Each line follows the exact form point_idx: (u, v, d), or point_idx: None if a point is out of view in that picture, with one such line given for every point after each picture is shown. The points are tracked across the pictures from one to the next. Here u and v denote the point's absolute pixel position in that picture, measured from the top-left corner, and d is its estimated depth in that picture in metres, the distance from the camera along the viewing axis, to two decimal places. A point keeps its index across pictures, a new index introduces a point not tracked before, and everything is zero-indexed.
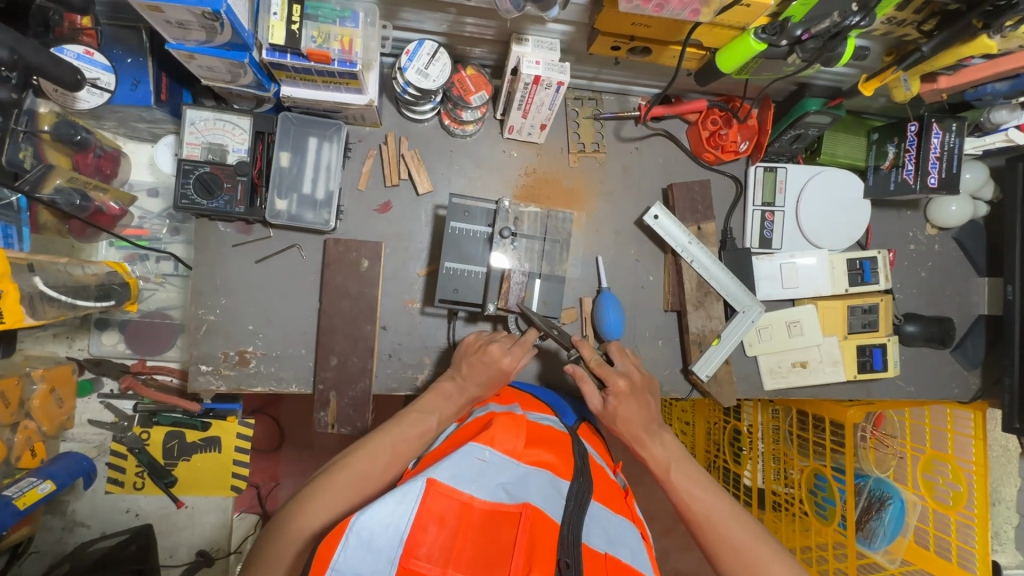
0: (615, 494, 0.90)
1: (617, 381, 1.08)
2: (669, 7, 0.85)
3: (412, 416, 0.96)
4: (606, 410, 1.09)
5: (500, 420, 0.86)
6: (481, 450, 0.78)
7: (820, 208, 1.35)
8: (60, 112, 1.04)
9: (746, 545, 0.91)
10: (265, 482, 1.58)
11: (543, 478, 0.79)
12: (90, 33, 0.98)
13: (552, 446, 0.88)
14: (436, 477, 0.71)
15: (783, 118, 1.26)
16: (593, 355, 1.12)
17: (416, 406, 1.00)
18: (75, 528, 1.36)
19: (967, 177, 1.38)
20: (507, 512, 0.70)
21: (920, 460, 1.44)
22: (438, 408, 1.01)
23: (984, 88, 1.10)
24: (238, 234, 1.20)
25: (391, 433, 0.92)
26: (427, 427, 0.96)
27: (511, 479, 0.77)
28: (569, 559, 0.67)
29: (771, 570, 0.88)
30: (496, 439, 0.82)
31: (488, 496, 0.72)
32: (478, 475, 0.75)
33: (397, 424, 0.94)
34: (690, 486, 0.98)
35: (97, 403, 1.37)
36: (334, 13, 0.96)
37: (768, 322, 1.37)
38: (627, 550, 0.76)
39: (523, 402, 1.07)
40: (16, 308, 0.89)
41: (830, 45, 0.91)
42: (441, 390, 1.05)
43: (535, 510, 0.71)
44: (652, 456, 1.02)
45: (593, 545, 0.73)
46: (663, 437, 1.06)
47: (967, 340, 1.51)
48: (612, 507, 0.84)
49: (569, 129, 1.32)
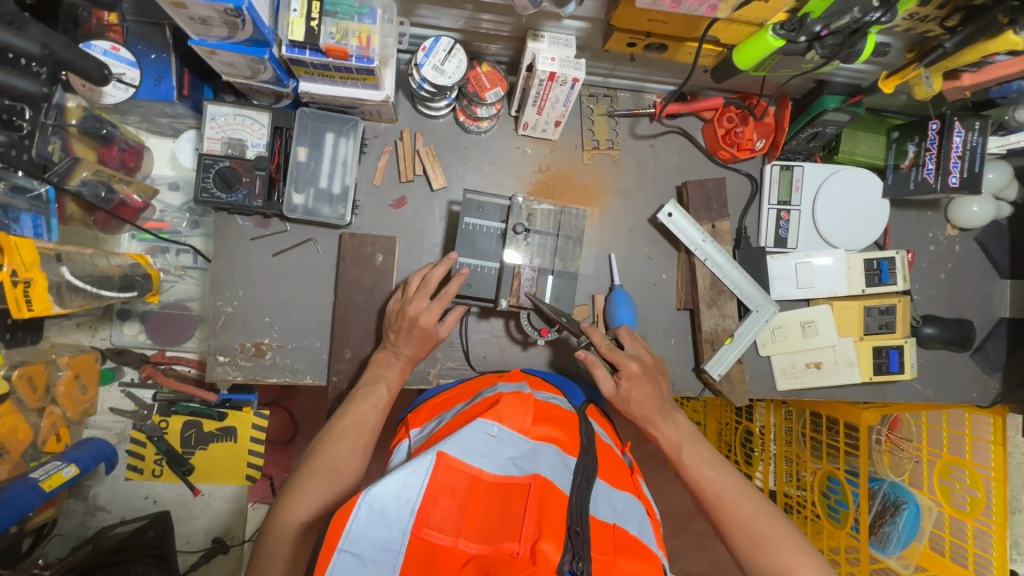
0: (621, 472, 0.90)
1: (630, 365, 1.06)
2: (687, 3, 0.84)
3: (359, 391, 1.05)
4: (620, 394, 1.07)
5: (506, 398, 0.86)
6: (489, 426, 0.79)
7: (838, 208, 1.34)
8: (88, 107, 1.05)
9: (757, 522, 0.93)
10: (278, 473, 1.58)
11: (551, 453, 0.79)
12: (116, 30, 1.02)
13: (559, 425, 0.88)
14: (446, 450, 0.72)
15: (801, 115, 1.25)
16: (604, 340, 1.09)
17: (361, 383, 1.08)
18: (97, 513, 1.40)
19: (989, 177, 1.35)
20: (516, 483, 0.72)
21: (937, 465, 1.43)
22: (388, 373, 1.09)
23: (1009, 85, 1.08)
24: (256, 228, 1.22)
25: (351, 414, 1.01)
26: (375, 401, 1.04)
27: (520, 454, 0.78)
28: (579, 527, 0.68)
29: (781, 546, 0.90)
30: (504, 415, 0.82)
31: (497, 471, 0.74)
32: (487, 450, 0.76)
33: (351, 408, 1.02)
34: (703, 467, 1.01)
35: (118, 391, 1.41)
36: (352, 9, 0.97)
37: (782, 323, 1.35)
38: (634, 523, 0.78)
39: (531, 382, 1.09)
40: (44, 297, 0.93)
41: (851, 41, 0.89)
42: (376, 361, 1.12)
43: (544, 480, 0.72)
44: (665, 437, 1.04)
45: (601, 517, 0.75)
46: (674, 416, 1.07)
47: (987, 344, 1.48)
48: (617, 484, 0.84)
49: (584, 126, 1.32)
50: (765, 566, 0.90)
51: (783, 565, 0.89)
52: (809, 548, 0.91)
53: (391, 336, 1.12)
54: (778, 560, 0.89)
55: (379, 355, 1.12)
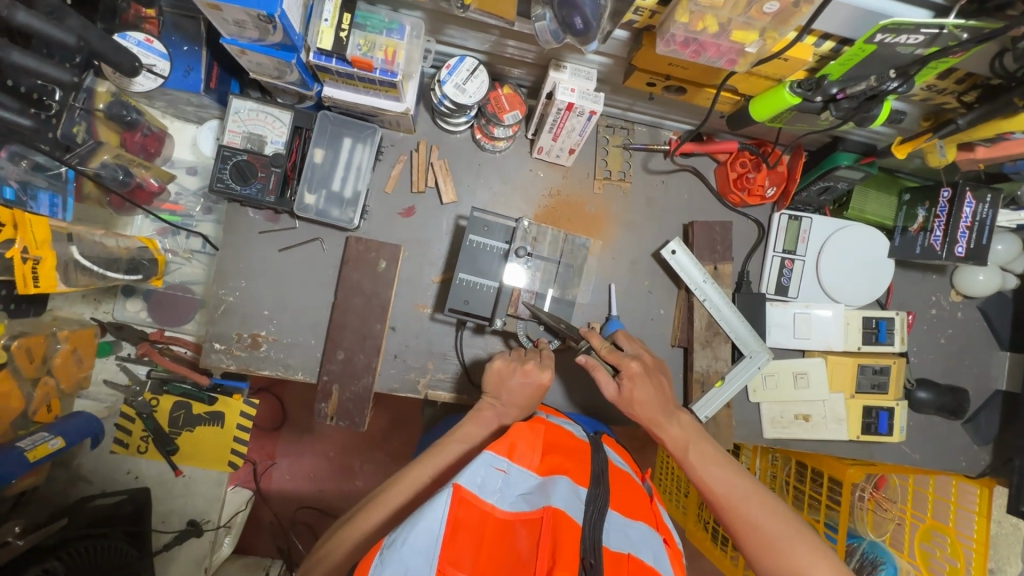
0: (639, 499, 0.88)
1: (630, 364, 1.05)
2: (706, 54, 0.85)
3: (452, 443, 0.93)
4: (622, 395, 1.05)
5: (517, 426, 0.86)
6: (499, 461, 0.79)
7: (842, 262, 1.34)
8: (116, 92, 1.11)
9: (767, 523, 0.88)
10: (262, 460, 1.66)
11: (564, 484, 0.77)
12: (152, 22, 1.05)
13: (569, 455, 0.87)
14: (461, 483, 0.72)
15: (813, 168, 1.26)
16: (603, 344, 1.09)
17: (460, 429, 0.97)
18: (78, 482, 1.42)
19: (998, 249, 1.35)
20: (528, 518, 0.71)
21: (918, 528, 1.40)
22: (479, 431, 0.98)
23: (1023, 162, 1.09)
24: (266, 222, 1.25)
25: (441, 454, 0.92)
26: (456, 451, 0.93)
27: (531, 490, 0.77)
28: (593, 559, 0.67)
29: (794, 549, 0.85)
30: (516, 451, 0.82)
31: (510, 507, 0.73)
32: (500, 486, 0.76)
33: (436, 451, 0.92)
34: (709, 465, 0.97)
35: (114, 364, 1.43)
36: (382, 24, 1.00)
37: (774, 370, 1.35)
38: (649, 552, 0.75)
39: (546, 409, 1.10)
40: (51, 275, 0.98)
41: (865, 106, 0.91)
42: (478, 416, 1.01)
43: (557, 511, 0.70)
44: (670, 437, 1.02)
45: (615, 548, 0.73)
46: (680, 416, 1.05)
47: (980, 414, 1.46)
48: (631, 514, 0.82)
49: (598, 155, 1.33)
50: (776, 568, 0.85)
51: (795, 566, 0.84)
52: (824, 550, 0.85)
53: (489, 388, 1.04)
54: (790, 561, 0.84)
55: (480, 407, 1.03)
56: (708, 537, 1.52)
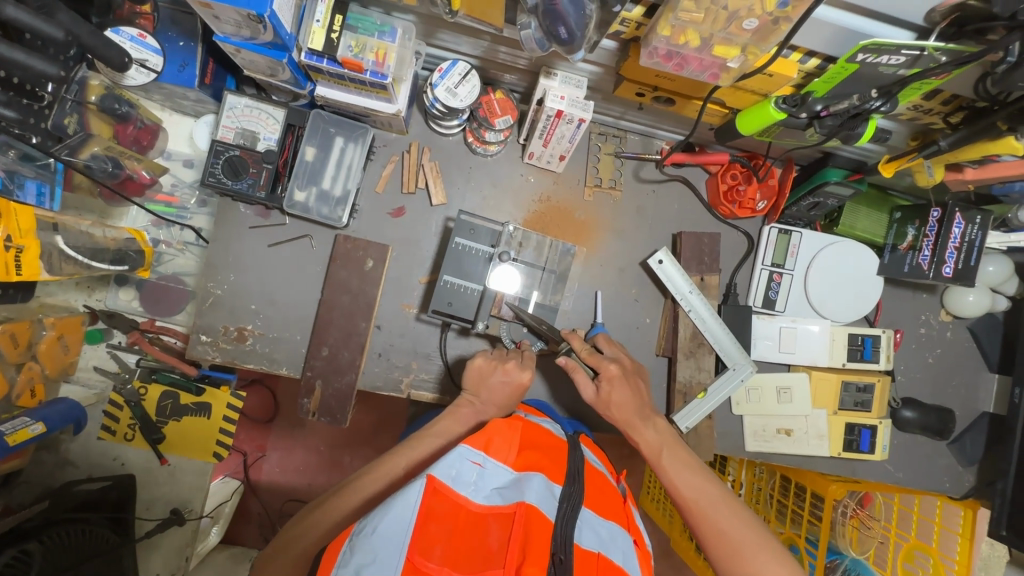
0: (612, 501, 0.88)
1: (609, 366, 1.05)
2: (689, 67, 0.86)
3: (428, 438, 0.94)
4: (600, 397, 1.05)
5: (495, 423, 0.86)
6: (475, 454, 0.79)
7: (830, 278, 1.34)
8: (109, 86, 1.14)
9: (734, 531, 0.89)
10: (251, 451, 1.68)
11: (539, 480, 0.77)
12: (147, 18, 1.07)
13: (545, 453, 0.87)
14: (435, 474, 0.73)
15: (804, 182, 1.25)
16: (584, 346, 1.10)
17: (437, 424, 0.98)
18: (65, 467, 1.44)
19: (989, 269, 1.35)
20: (501, 512, 0.72)
21: (902, 548, 1.37)
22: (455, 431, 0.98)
23: (1011, 185, 1.08)
24: (256, 217, 1.26)
25: (413, 450, 0.92)
26: (430, 448, 0.93)
27: (506, 484, 0.77)
28: (563, 555, 0.68)
29: (758, 559, 0.85)
30: (492, 446, 0.82)
31: (484, 500, 0.73)
32: (475, 479, 0.76)
33: (411, 446, 0.92)
34: (680, 470, 0.97)
35: (104, 351, 1.44)
36: (374, 27, 1.00)
37: (758, 384, 1.35)
38: (619, 553, 0.75)
39: (525, 408, 1.10)
40: (34, 264, 1.02)
41: (850, 124, 0.90)
42: (457, 413, 1.01)
43: (530, 507, 0.71)
44: (645, 440, 1.02)
45: (586, 546, 0.73)
46: (656, 420, 1.05)
47: (966, 435, 1.46)
48: (604, 513, 0.82)
49: (589, 162, 1.34)
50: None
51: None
52: (787, 560, 0.86)
53: (467, 389, 1.05)
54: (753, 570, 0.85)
55: (458, 403, 1.03)
56: (690, 547, 1.52)
